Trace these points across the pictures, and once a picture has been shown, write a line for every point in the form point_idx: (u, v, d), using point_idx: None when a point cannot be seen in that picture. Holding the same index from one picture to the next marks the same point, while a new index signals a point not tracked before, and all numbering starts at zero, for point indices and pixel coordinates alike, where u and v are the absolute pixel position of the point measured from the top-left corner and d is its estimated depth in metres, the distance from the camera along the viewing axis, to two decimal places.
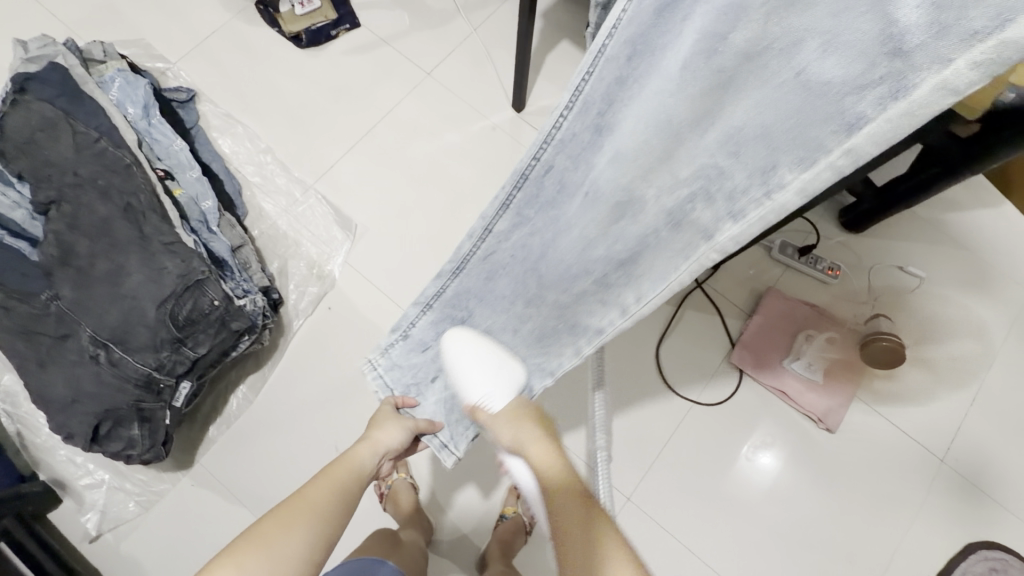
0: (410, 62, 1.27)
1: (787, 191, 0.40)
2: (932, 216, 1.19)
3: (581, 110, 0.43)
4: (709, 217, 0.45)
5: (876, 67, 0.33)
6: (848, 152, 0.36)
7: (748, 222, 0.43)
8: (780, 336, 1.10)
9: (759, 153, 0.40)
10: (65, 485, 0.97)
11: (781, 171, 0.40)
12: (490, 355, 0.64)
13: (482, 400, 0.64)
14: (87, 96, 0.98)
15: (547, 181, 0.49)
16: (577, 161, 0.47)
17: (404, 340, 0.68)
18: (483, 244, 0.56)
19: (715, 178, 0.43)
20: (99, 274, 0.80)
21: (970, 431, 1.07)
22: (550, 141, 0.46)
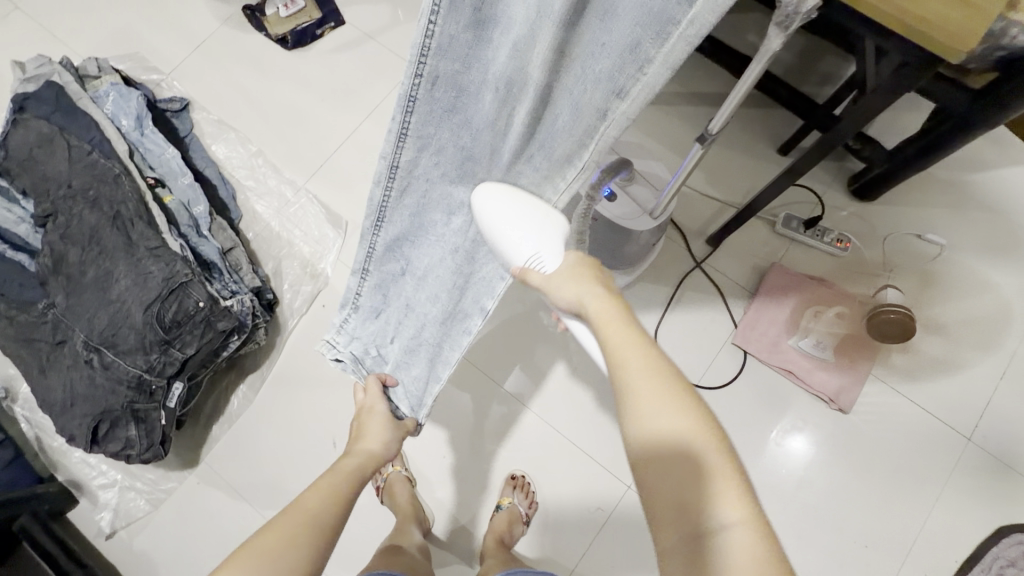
0: (395, 55, 1.26)
1: (655, 65, 0.41)
2: (952, 178, 1.10)
3: (451, 12, 0.43)
4: (599, 97, 0.46)
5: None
6: (693, 22, 0.38)
7: (631, 96, 0.44)
8: (785, 313, 1.04)
9: (623, 31, 0.41)
10: (81, 486, 1.01)
11: (644, 47, 0.41)
12: (529, 207, 0.55)
13: (530, 260, 0.55)
14: (81, 111, 1.01)
15: (439, 94, 0.49)
16: (468, 63, 0.47)
17: (357, 311, 0.71)
18: (393, 185, 0.57)
19: (597, 53, 0.43)
20: (89, 280, 0.84)
21: (1000, 407, 0.99)
22: (428, 52, 0.45)
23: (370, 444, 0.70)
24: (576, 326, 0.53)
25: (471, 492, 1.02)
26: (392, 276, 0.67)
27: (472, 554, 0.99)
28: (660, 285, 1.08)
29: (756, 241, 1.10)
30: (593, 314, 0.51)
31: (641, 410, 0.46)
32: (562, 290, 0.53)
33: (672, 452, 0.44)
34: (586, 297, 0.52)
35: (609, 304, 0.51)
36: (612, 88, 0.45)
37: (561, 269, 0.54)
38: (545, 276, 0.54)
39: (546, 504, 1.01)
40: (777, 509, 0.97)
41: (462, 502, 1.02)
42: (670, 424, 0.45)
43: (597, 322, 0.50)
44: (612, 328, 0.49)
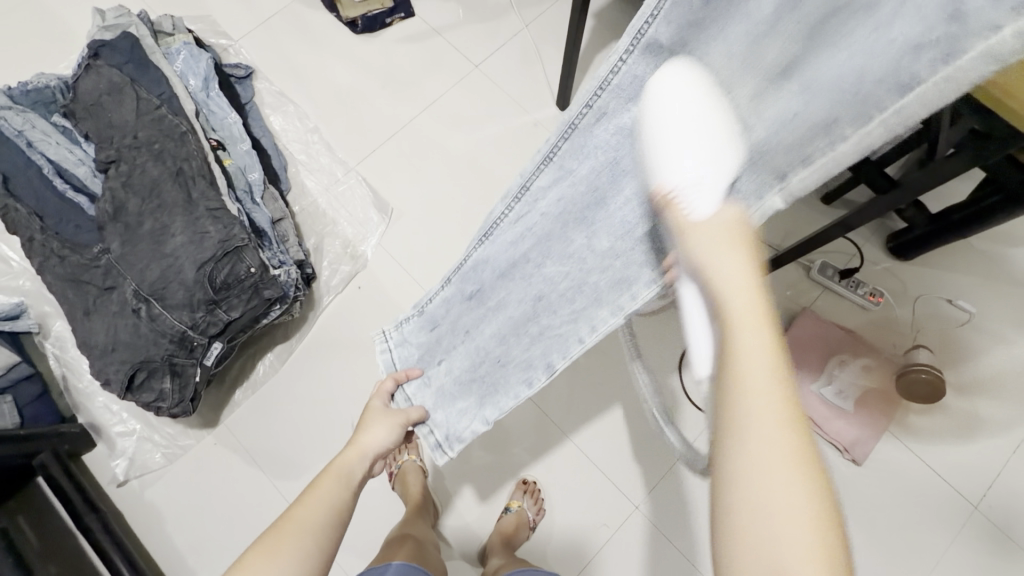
0: (459, 53, 1.29)
1: (847, 142, 0.45)
2: (989, 250, 1.12)
3: (644, 54, 0.42)
4: (784, 160, 0.48)
5: (935, 29, 0.35)
6: (898, 111, 0.41)
7: (816, 164, 0.48)
8: (812, 358, 1.06)
9: (824, 105, 0.43)
10: (100, 431, 1.02)
11: (842, 126, 0.44)
12: (693, 164, 0.45)
13: (681, 190, 0.46)
14: (153, 65, 1.03)
15: (598, 130, 0.48)
16: (638, 110, 0.46)
17: (419, 316, 0.71)
18: (514, 207, 0.57)
19: (791, 122, 0.45)
20: (146, 232, 0.86)
21: (1009, 481, 1.00)
22: (607, 86, 0.45)
23: (370, 450, 0.67)
24: (690, 286, 0.47)
25: (479, 491, 1.03)
26: (460, 298, 0.67)
27: (475, 551, 1.01)
28: None
29: (788, 283, 1.12)
30: (727, 308, 0.42)
31: (750, 412, 0.37)
32: (705, 248, 0.45)
33: (777, 503, 0.35)
34: (732, 262, 0.44)
35: (747, 284, 0.43)
36: (798, 156, 0.48)
37: (709, 223, 0.46)
38: (692, 210, 0.46)
39: (553, 512, 1.02)
40: None
41: (470, 501, 1.03)
42: (774, 461, 0.36)
43: (724, 312, 0.42)
44: (739, 311, 0.41)
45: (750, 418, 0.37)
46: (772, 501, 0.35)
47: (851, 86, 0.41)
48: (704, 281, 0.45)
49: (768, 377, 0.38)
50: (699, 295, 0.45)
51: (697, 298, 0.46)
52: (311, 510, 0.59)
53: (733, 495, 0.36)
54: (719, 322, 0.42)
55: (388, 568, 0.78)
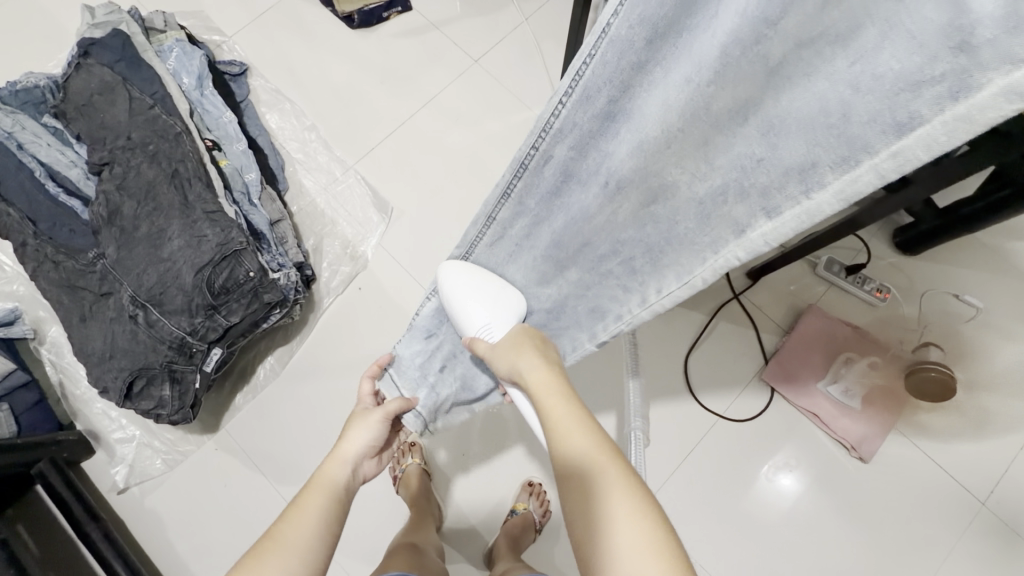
0: (458, 48, 1.26)
1: (825, 191, 0.40)
2: (996, 245, 1.11)
3: (581, 101, 0.51)
4: (744, 212, 0.46)
5: (934, 62, 0.31)
6: (894, 154, 0.36)
7: (782, 220, 0.44)
8: (818, 355, 1.05)
9: (797, 147, 0.40)
10: (98, 437, 1.01)
11: (821, 170, 0.40)
12: (489, 283, 0.68)
13: (481, 330, 0.66)
14: (145, 64, 1.00)
15: (547, 171, 0.58)
16: (587, 149, 0.54)
17: (410, 327, 0.78)
18: (487, 232, 0.67)
19: (752, 170, 0.44)
20: (141, 236, 0.84)
21: (1016, 477, 1.00)
22: (548, 131, 0.54)
23: (353, 457, 0.65)
24: (514, 391, 0.64)
25: (483, 494, 1.03)
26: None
27: (481, 554, 1.00)
28: (696, 312, 1.09)
29: (793, 279, 1.11)
30: (531, 387, 0.59)
31: (562, 432, 0.55)
32: (506, 359, 0.62)
33: (587, 483, 0.51)
34: (521, 361, 0.61)
35: (547, 374, 0.60)
36: (763, 205, 0.44)
37: (504, 342, 0.64)
38: (491, 345, 0.65)
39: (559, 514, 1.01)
40: (783, 548, 0.99)
41: (474, 503, 1.02)
42: (578, 454, 0.53)
43: (536, 395, 0.59)
44: (535, 375, 0.60)
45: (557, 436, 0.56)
46: (584, 486, 0.51)
47: (836, 120, 0.37)
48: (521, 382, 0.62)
49: (578, 433, 0.54)
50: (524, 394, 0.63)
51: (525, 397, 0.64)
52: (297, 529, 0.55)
53: (563, 488, 0.53)
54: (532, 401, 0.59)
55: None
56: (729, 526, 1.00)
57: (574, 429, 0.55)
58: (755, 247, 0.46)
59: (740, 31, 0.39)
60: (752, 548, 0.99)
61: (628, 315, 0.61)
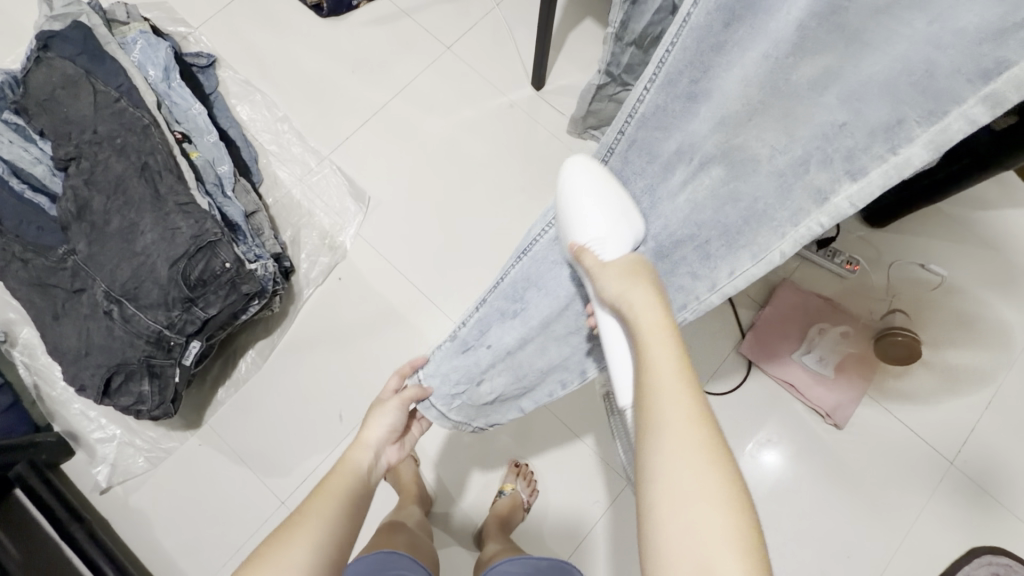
0: (430, 35, 1.26)
1: (915, 144, 0.46)
2: (958, 214, 1.15)
3: (667, 83, 0.53)
4: (827, 178, 0.50)
5: (1016, 12, 0.38)
6: (985, 98, 0.42)
7: (868, 180, 0.49)
8: (792, 327, 1.08)
9: (882, 108, 0.46)
10: (78, 438, 1.00)
11: (909, 125, 0.45)
12: (618, 197, 0.59)
13: (594, 241, 0.58)
14: (109, 56, 0.98)
15: (631, 155, 0.59)
16: (670, 129, 0.55)
17: (450, 342, 0.73)
18: (542, 238, 0.66)
19: (835, 136, 0.48)
20: (113, 230, 0.83)
21: (982, 434, 1.05)
22: (634, 116, 0.55)
23: (372, 441, 0.66)
24: (604, 316, 0.58)
25: (471, 476, 1.04)
26: (497, 315, 0.70)
27: (471, 536, 1.01)
28: None
29: None
30: (642, 327, 0.51)
31: (660, 396, 0.47)
32: (613, 283, 0.55)
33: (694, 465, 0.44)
34: (628, 291, 0.54)
35: (658, 313, 0.52)
36: (849, 165, 0.49)
37: (617, 263, 0.57)
38: (599, 262, 0.57)
39: (547, 493, 1.03)
40: (763, 514, 1.02)
41: (462, 485, 1.03)
42: (677, 424, 0.45)
43: (642, 339, 0.51)
44: (647, 319, 0.52)
45: (660, 399, 0.47)
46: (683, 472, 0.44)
47: (920, 77, 0.43)
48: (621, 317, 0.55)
49: (680, 398, 0.46)
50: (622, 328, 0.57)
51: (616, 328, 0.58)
52: (321, 504, 0.58)
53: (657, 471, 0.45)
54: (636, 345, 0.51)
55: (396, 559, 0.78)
56: None
57: (682, 410, 0.46)
58: (838, 209, 0.51)
59: (817, 7, 0.44)
60: None
61: (695, 302, 0.62)
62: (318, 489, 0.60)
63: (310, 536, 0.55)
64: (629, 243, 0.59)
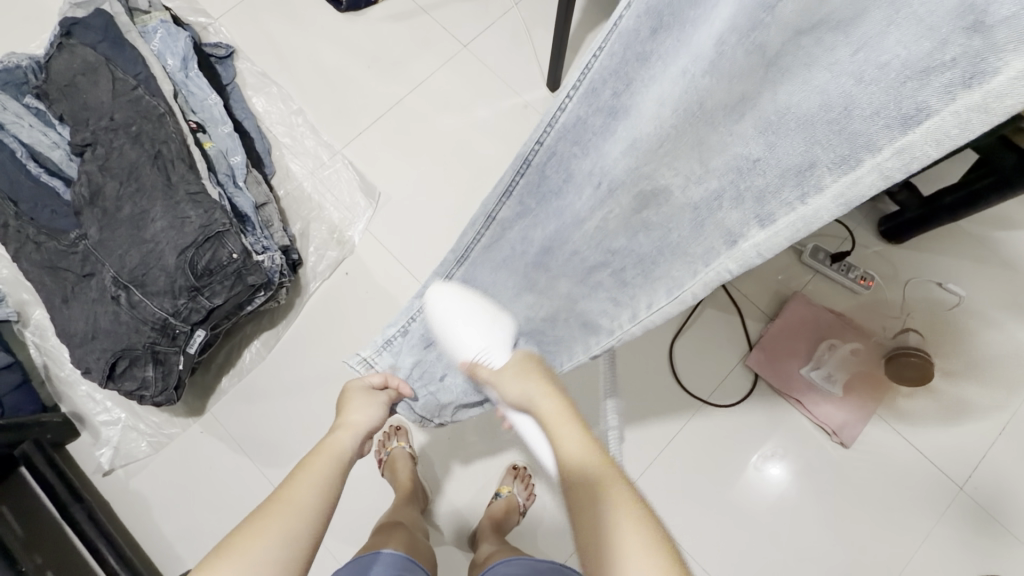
0: (447, 33, 1.25)
1: (823, 195, 0.40)
2: (980, 233, 1.12)
3: (589, 92, 0.48)
4: (738, 219, 0.46)
5: (947, 47, 0.32)
6: (898, 151, 0.36)
7: (776, 228, 0.43)
8: (802, 342, 1.06)
9: (796, 146, 0.40)
10: (84, 420, 1.01)
11: (820, 172, 0.40)
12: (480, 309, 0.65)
13: (479, 356, 0.65)
14: (129, 44, 0.99)
15: (551, 167, 0.54)
16: (587, 146, 0.52)
17: (405, 335, 0.71)
18: (485, 232, 0.61)
19: (747, 172, 0.44)
20: (124, 217, 0.84)
21: (995, 461, 1.02)
22: (552, 126, 0.51)
23: (354, 428, 0.67)
24: (519, 417, 0.65)
25: (468, 475, 1.04)
26: (452, 314, 0.66)
27: (464, 537, 1.01)
28: None
29: (779, 268, 1.11)
30: (544, 413, 0.61)
31: (570, 455, 0.58)
32: (511, 385, 0.63)
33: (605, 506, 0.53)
34: (531, 393, 0.62)
35: (553, 400, 0.62)
36: (760, 209, 0.44)
37: (508, 367, 0.64)
38: (492, 370, 0.65)
39: (543, 497, 1.02)
40: (763, 531, 1.00)
41: (460, 486, 1.03)
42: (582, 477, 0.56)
43: (546, 419, 0.61)
44: (550, 412, 0.61)
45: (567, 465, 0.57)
46: (600, 517, 0.52)
47: (837, 115, 0.38)
48: (532, 412, 0.63)
49: (578, 452, 0.57)
50: (533, 421, 0.64)
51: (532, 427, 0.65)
52: (303, 491, 0.58)
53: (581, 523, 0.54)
54: (544, 427, 0.61)
55: (378, 557, 0.76)
56: (710, 510, 1.01)
57: (590, 459, 0.57)
58: (747, 257, 0.46)
59: (737, 20, 0.40)
60: (731, 532, 1.00)
61: (617, 329, 0.59)
62: (301, 470, 0.60)
63: (297, 516, 0.55)
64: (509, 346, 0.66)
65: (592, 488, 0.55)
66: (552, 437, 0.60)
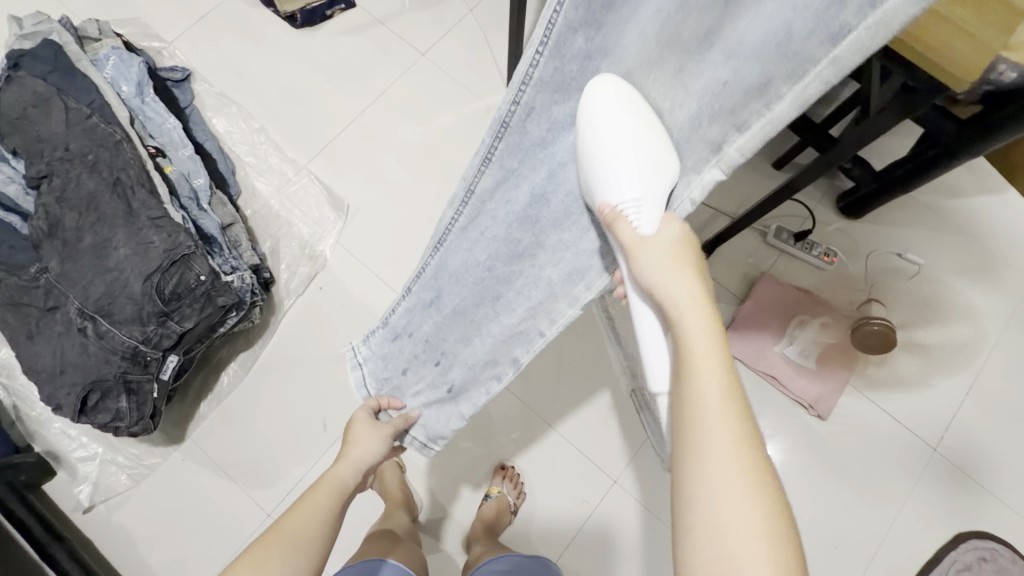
0: (404, 42, 1.26)
1: (783, 102, 0.41)
2: (933, 202, 1.16)
3: (558, 45, 0.43)
4: (718, 131, 0.45)
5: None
6: (834, 62, 0.37)
7: (752, 131, 0.44)
8: (773, 320, 1.09)
9: (752, 67, 0.40)
10: (59, 458, 0.99)
11: (776, 86, 0.40)
12: (650, 138, 0.47)
13: (629, 204, 0.47)
14: (80, 72, 0.97)
15: (530, 125, 0.49)
16: (569, 92, 0.46)
17: (382, 329, 0.71)
18: (463, 210, 0.57)
19: (721, 92, 0.43)
20: (86, 247, 0.83)
21: (964, 420, 1.05)
22: (529, 82, 0.46)
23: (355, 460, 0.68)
24: (641, 305, 0.50)
25: (458, 479, 1.03)
26: (423, 306, 0.66)
27: (458, 541, 1.01)
28: None
29: (745, 250, 1.14)
30: (683, 316, 0.45)
31: (703, 388, 0.42)
32: (657, 255, 0.47)
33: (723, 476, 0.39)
34: (677, 283, 0.46)
35: (698, 304, 0.45)
36: (731, 122, 0.44)
37: (658, 240, 0.48)
38: (637, 236, 0.48)
39: (534, 494, 1.03)
40: None
41: (450, 490, 1.03)
42: (717, 435, 0.40)
43: (674, 317, 0.46)
44: (693, 332, 0.44)
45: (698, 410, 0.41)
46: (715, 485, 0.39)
47: (781, 40, 0.38)
48: (659, 306, 0.47)
49: (713, 381, 0.42)
50: (655, 311, 0.49)
51: (652, 318, 0.50)
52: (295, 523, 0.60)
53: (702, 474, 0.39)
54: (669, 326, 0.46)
55: (382, 567, 0.77)
56: None
57: (723, 417, 0.41)
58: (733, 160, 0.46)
59: None
60: None
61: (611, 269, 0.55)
62: (304, 498, 0.63)
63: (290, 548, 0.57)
64: (667, 191, 0.48)
65: (690, 436, 0.41)
66: (679, 347, 0.44)
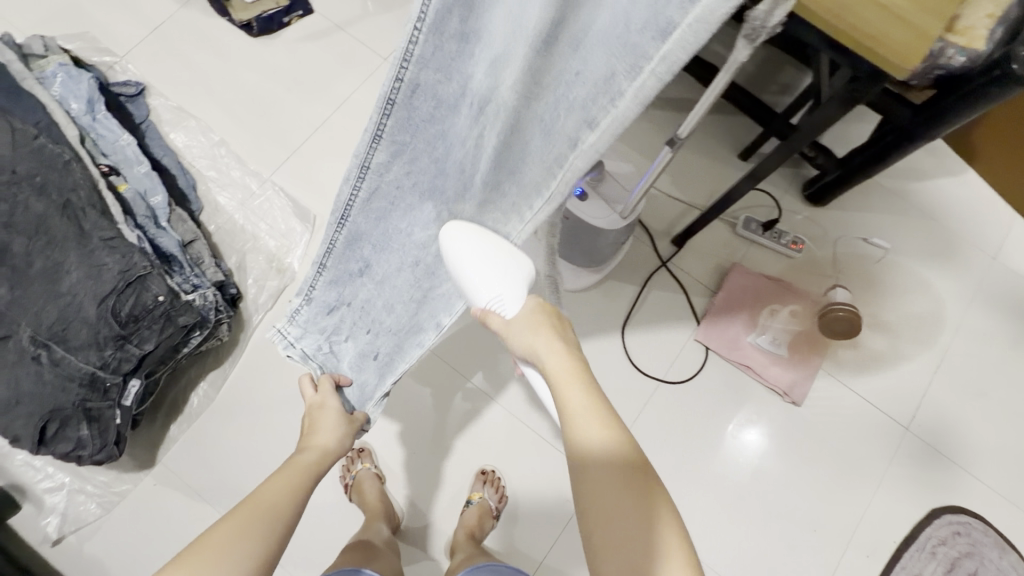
0: (366, 47, 1.24)
1: (626, 100, 0.38)
2: (896, 186, 1.18)
3: (437, 21, 0.41)
4: (572, 126, 0.43)
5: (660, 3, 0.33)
6: (663, 60, 0.35)
7: (603, 129, 0.41)
8: (746, 311, 1.10)
9: (597, 56, 0.38)
10: (24, 490, 0.96)
11: (619, 81, 0.38)
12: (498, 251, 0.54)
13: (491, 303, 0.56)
14: (25, 91, 0.94)
15: (418, 101, 0.46)
16: (447, 74, 0.44)
17: (308, 304, 0.66)
18: (362, 186, 0.54)
19: (572, 84, 0.41)
20: (35, 272, 0.80)
21: (935, 398, 1.07)
22: (409, 59, 0.43)
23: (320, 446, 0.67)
24: (528, 369, 0.58)
25: (437, 488, 1.02)
26: (346, 277, 0.63)
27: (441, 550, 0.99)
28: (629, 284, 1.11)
29: (716, 242, 1.15)
30: (553, 374, 0.55)
31: (577, 434, 0.52)
32: (518, 336, 0.57)
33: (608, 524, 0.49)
34: (542, 349, 0.56)
35: (567, 357, 0.56)
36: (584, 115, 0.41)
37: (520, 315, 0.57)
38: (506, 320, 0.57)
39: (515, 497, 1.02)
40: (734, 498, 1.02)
41: (431, 498, 1.01)
42: (598, 469, 0.51)
43: (555, 384, 0.55)
44: (556, 369, 0.55)
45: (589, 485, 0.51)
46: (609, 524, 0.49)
47: (620, 31, 0.36)
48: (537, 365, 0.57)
49: (597, 427, 0.52)
50: (539, 373, 0.58)
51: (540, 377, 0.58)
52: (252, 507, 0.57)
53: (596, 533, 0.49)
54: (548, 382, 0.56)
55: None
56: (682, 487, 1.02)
57: (599, 426, 0.52)
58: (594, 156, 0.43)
59: None
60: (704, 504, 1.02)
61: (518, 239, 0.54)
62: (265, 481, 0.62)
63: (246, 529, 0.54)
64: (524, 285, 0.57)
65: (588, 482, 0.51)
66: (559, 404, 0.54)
